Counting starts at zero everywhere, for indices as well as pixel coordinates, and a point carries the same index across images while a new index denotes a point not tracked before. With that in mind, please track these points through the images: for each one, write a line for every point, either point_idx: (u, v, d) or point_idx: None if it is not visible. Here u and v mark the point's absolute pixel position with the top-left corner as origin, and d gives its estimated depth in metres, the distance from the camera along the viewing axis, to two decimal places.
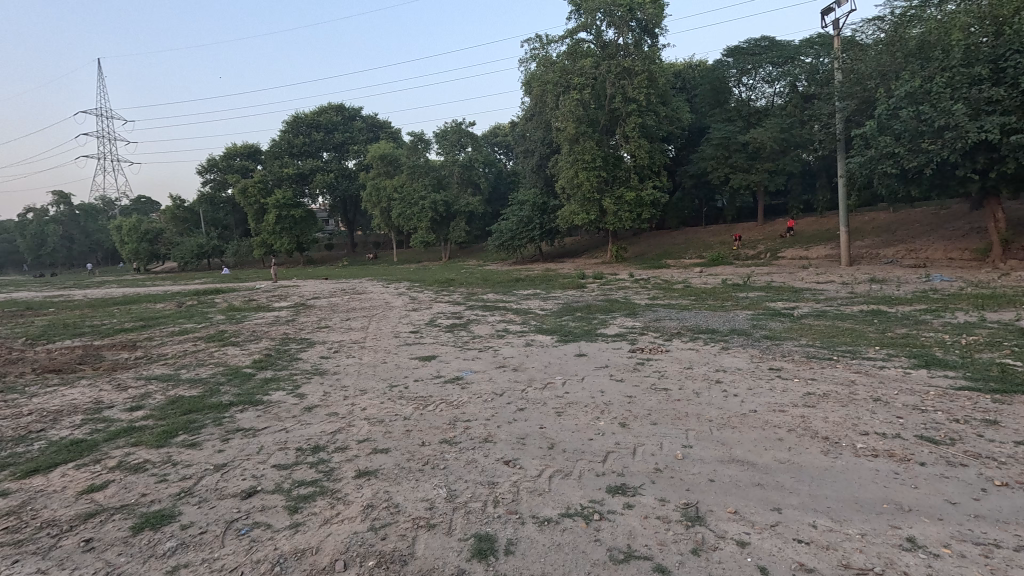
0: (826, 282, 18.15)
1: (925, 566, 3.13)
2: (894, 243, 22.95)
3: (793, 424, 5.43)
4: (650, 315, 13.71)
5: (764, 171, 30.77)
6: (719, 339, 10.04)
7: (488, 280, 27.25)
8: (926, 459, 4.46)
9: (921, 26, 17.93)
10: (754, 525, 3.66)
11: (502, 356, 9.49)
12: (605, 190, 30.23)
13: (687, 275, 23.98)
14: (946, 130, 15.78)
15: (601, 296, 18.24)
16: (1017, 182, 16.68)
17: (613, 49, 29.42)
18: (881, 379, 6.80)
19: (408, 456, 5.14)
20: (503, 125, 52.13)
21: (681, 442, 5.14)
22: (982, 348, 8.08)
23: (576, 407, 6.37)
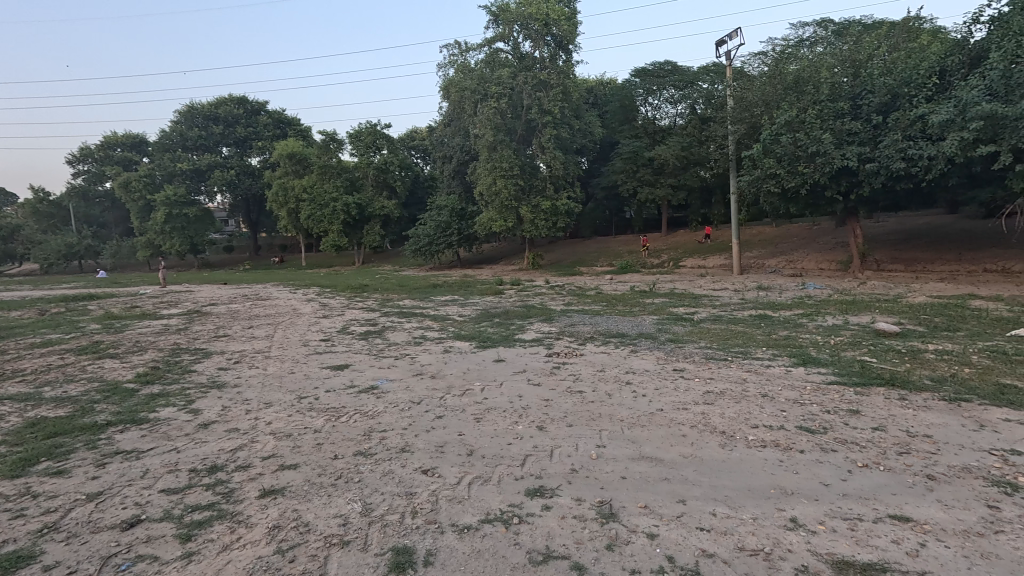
0: (722, 289, 19.83)
1: (805, 543, 3.49)
2: (777, 254, 25.60)
3: (695, 421, 5.85)
4: (565, 320, 14.18)
5: (667, 186, 33.07)
6: (629, 342, 10.61)
7: (405, 285, 26.67)
8: (804, 447, 5.00)
9: (796, 64, 20.25)
10: (662, 517, 3.89)
11: (420, 363, 9.31)
12: (522, 198, 30.84)
13: (598, 281, 25.14)
14: (818, 156, 17.95)
15: (519, 302, 18.57)
16: (872, 203, 19.35)
17: (530, 62, 30.37)
18: (767, 377, 7.55)
19: (319, 471, 4.86)
20: (421, 129, 51.42)
21: (595, 442, 5.35)
22: (847, 347, 9.27)
23: (495, 413, 6.39)
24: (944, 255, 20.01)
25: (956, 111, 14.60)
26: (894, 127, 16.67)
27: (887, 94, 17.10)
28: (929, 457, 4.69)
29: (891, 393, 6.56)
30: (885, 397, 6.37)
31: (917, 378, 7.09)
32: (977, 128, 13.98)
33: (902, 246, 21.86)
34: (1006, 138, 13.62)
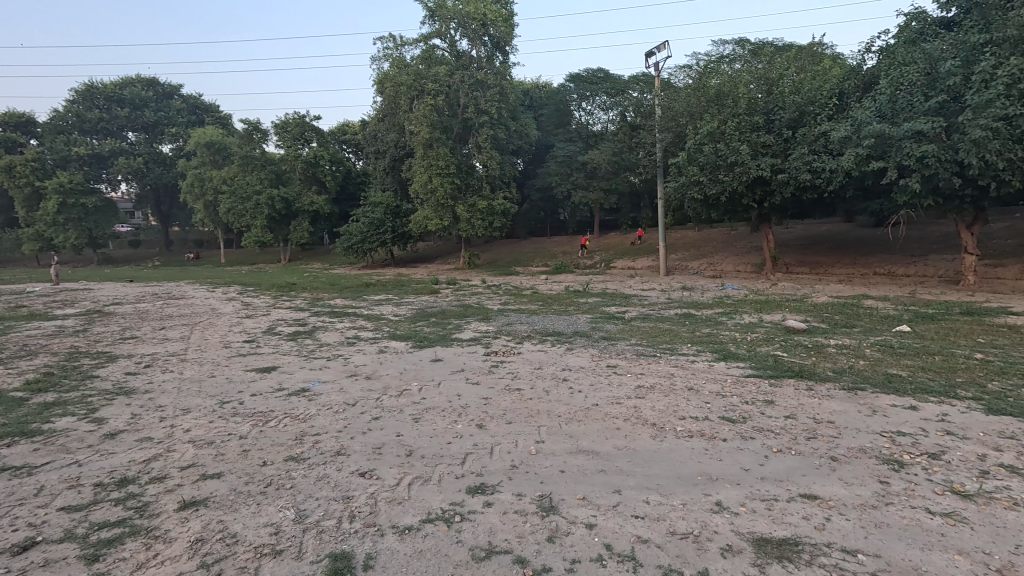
0: (650, 289, 20.81)
1: (729, 524, 3.76)
2: (700, 257, 27.22)
3: (628, 414, 6.11)
4: (502, 319, 14.27)
5: (600, 190, 34.17)
6: (565, 340, 10.87)
7: (336, 284, 25.65)
8: (727, 436, 5.37)
9: (717, 79, 21.67)
10: (599, 507, 4.03)
11: (354, 364, 9.01)
12: (458, 198, 30.68)
13: (534, 281, 25.56)
14: (736, 165, 19.29)
15: (455, 301, 18.48)
16: (782, 211, 21.06)
17: (467, 61, 30.33)
18: (693, 371, 8.02)
19: (247, 478, 4.58)
20: (353, 123, 49.65)
21: (534, 438, 5.43)
22: (762, 343, 10.07)
23: (433, 413, 6.33)
24: (842, 259, 22.20)
25: (852, 130, 16.23)
26: (801, 142, 18.26)
27: (796, 111, 18.69)
28: (832, 441, 5.19)
29: (801, 383, 7.20)
30: (795, 388, 6.99)
31: (821, 370, 7.85)
32: (870, 145, 15.56)
33: (807, 251, 24.01)
34: (893, 156, 15.32)
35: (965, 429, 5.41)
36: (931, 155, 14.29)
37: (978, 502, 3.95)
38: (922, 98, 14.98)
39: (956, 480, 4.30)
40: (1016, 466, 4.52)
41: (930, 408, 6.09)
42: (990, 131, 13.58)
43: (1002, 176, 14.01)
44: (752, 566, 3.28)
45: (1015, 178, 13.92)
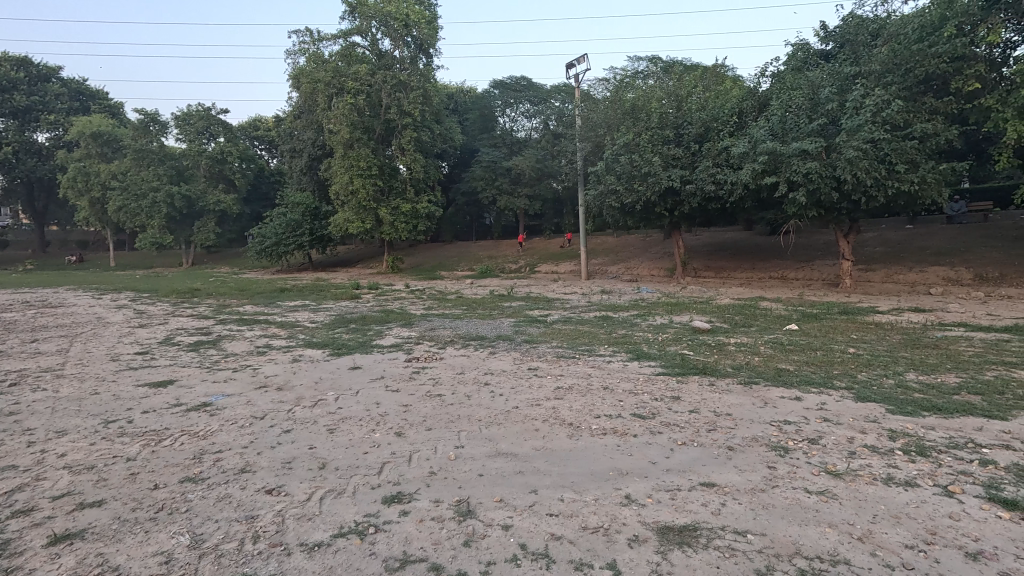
0: (572, 292, 21.54)
1: (637, 516, 3.96)
2: (618, 262, 28.56)
3: (546, 415, 6.27)
4: (425, 324, 14.10)
5: (524, 196, 34.80)
6: (487, 344, 10.94)
7: (246, 289, 24.06)
8: (637, 431, 5.68)
9: (632, 93, 22.90)
10: (515, 508, 4.09)
11: (264, 375, 8.48)
12: (381, 200, 29.92)
13: (459, 286, 25.51)
14: (649, 175, 20.46)
15: (377, 306, 17.99)
16: (691, 219, 22.63)
17: (389, 61, 29.68)
18: (608, 371, 8.37)
19: (134, 504, 4.16)
20: (266, 119, 46.80)
21: (454, 444, 5.43)
22: (671, 343, 10.75)
23: (350, 422, 6.12)
24: (742, 264, 24.26)
25: (749, 146, 17.80)
26: (706, 155, 19.73)
27: (702, 127, 20.18)
28: (729, 432, 5.64)
29: (704, 379, 7.79)
30: (699, 383, 7.53)
31: (722, 366, 8.52)
32: (764, 161, 17.15)
33: (713, 257, 25.96)
34: (783, 171, 16.97)
35: (838, 415, 6.12)
36: (814, 171, 16.00)
37: (846, 479, 4.48)
38: (807, 121, 16.78)
39: (830, 461, 4.84)
40: (877, 446, 5.18)
41: (811, 398, 6.82)
42: (860, 151, 15.46)
43: (869, 193, 16.02)
44: (656, 553, 3.49)
45: (879, 195, 15.98)
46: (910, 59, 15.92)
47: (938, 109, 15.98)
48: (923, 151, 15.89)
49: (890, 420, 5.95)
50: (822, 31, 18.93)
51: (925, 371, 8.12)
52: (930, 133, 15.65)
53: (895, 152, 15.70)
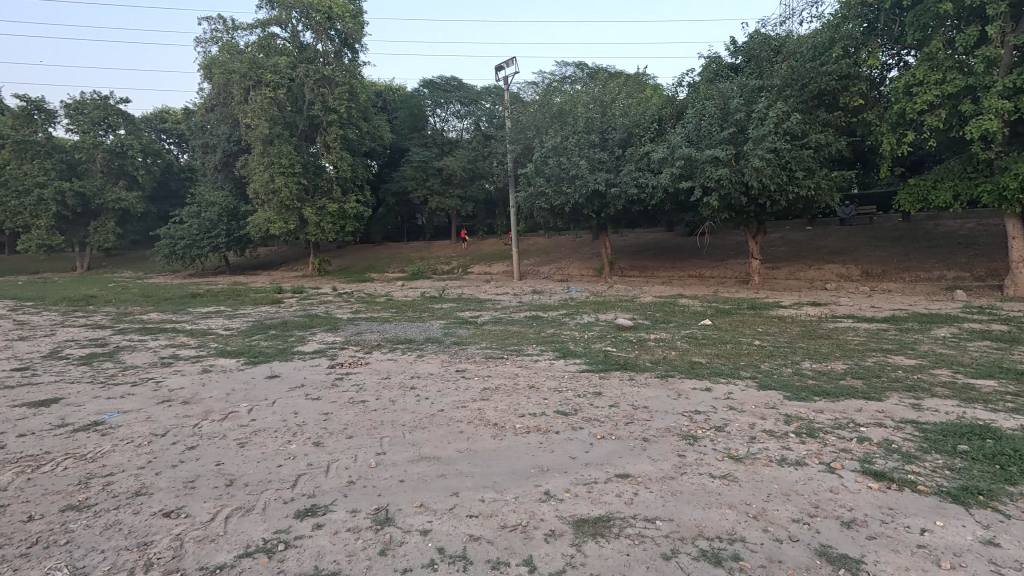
0: (504, 293, 21.73)
1: (555, 511, 4.05)
2: (549, 263, 29.16)
3: (472, 417, 6.27)
4: (351, 328, 13.64)
5: (455, 197, 34.57)
6: (416, 347, 10.77)
7: (152, 295, 22.13)
8: (560, 428, 5.82)
9: (560, 97, 23.44)
10: (435, 512, 4.07)
11: (169, 388, 7.84)
12: (305, 200, 28.61)
13: (389, 288, 24.99)
14: (577, 178, 21.08)
15: (300, 311, 17.16)
16: (617, 221, 23.53)
17: (311, 54, 28.30)
18: (535, 370, 8.53)
19: (1, 542, 3.70)
20: (174, 110, 43.20)
21: (375, 450, 5.30)
22: (597, 340, 11.10)
23: (264, 434, 5.80)
24: (664, 264, 25.55)
25: (668, 152, 18.76)
26: (629, 160, 20.60)
27: (625, 132, 21.03)
28: (645, 423, 5.93)
29: (624, 374, 8.14)
30: (619, 378, 7.88)
31: (642, 361, 8.93)
32: (681, 166, 18.14)
33: (638, 257, 27.17)
34: (698, 175, 18.06)
35: (742, 403, 6.61)
36: (724, 177, 17.18)
37: (746, 463, 4.84)
38: (718, 129, 17.95)
39: (733, 447, 5.22)
40: (773, 430, 5.64)
41: (720, 388, 7.32)
42: (765, 159, 16.79)
43: (773, 197, 17.44)
44: (570, 546, 3.60)
45: (781, 199, 17.45)
46: (806, 75, 17.50)
47: (830, 122, 17.67)
48: (817, 159, 17.51)
49: (786, 405, 6.50)
50: (731, 46, 20.30)
51: (819, 360, 8.94)
52: (824, 143, 17.28)
53: (794, 159, 17.18)
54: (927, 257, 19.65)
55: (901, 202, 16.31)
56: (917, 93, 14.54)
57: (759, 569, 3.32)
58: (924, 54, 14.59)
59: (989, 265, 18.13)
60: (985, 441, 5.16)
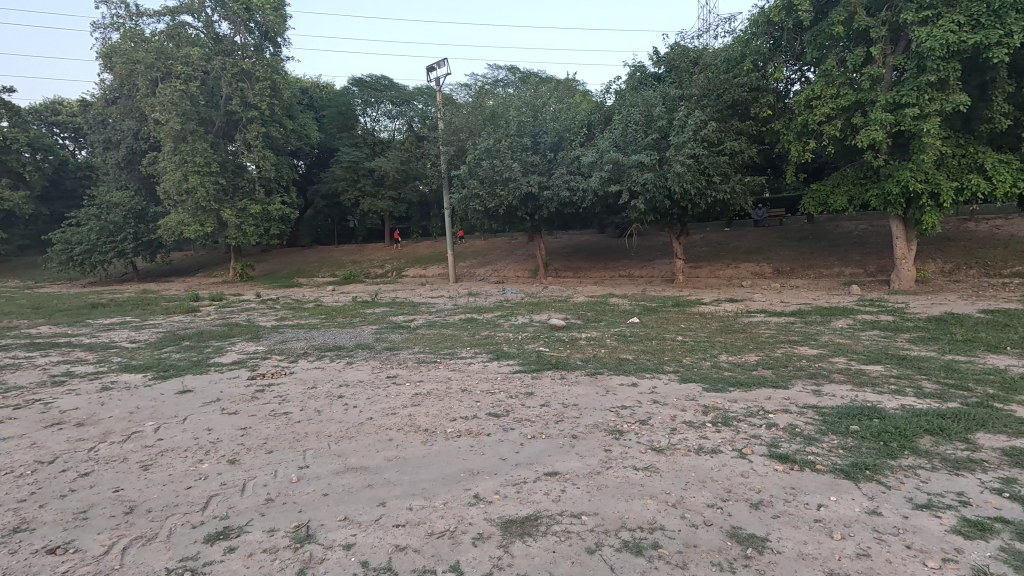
0: (439, 296, 21.52)
1: (482, 514, 4.04)
2: (485, 265, 29.20)
3: (402, 423, 6.14)
4: (276, 336, 12.94)
5: (388, 198, 33.77)
6: (345, 354, 10.42)
7: (44, 306, 19.88)
8: (490, 430, 5.83)
9: (492, 99, 23.57)
10: (360, 525, 3.92)
11: (60, 409, 7.07)
12: (224, 201, 26.89)
13: (318, 293, 23.97)
14: (510, 181, 21.30)
15: (218, 320, 16.06)
16: (550, 223, 24.00)
17: (228, 47, 26.57)
18: (468, 373, 8.49)
19: None
20: (67, 101, 39.02)
21: (297, 464, 5.04)
22: (530, 341, 11.25)
23: (172, 455, 5.37)
24: (597, 264, 26.37)
25: (597, 156, 19.34)
26: (561, 163, 21.03)
27: (556, 136, 21.46)
28: (574, 421, 6.06)
29: (556, 373, 8.30)
30: (551, 377, 8.03)
31: (573, 360, 9.15)
32: (610, 170, 18.80)
33: (571, 258, 27.88)
34: (625, 179, 18.79)
35: (665, 397, 6.92)
36: (650, 182, 18.01)
37: (667, 454, 5.07)
38: (644, 135, 18.70)
39: (655, 439, 5.45)
40: (692, 421, 5.96)
41: (645, 383, 7.65)
42: (686, 164, 17.75)
43: (694, 200, 18.50)
44: (498, 548, 3.60)
45: (701, 202, 18.52)
46: (720, 86, 18.71)
47: (743, 130, 18.96)
48: (732, 165, 18.74)
49: (705, 397, 6.89)
50: (654, 57, 21.23)
51: (734, 352, 9.56)
52: (738, 150, 18.51)
53: (712, 165, 18.28)
54: (828, 255, 21.56)
55: (807, 205, 17.87)
56: (816, 106, 15.94)
57: (675, 555, 3.49)
58: (821, 71, 16.03)
59: (879, 262, 20.18)
60: (872, 421, 5.73)
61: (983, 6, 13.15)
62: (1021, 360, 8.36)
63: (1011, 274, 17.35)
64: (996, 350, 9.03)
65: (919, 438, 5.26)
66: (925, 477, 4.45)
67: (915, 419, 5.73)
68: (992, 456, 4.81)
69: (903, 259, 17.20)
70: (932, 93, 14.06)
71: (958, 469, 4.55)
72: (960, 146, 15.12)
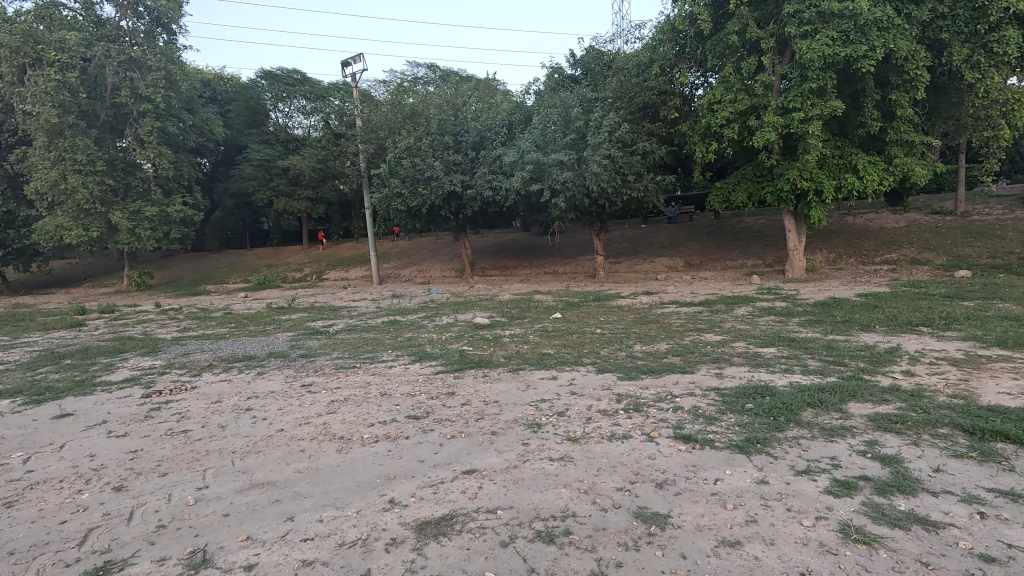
0: (361, 299, 20.83)
1: (397, 518, 3.97)
2: (410, 265, 28.67)
3: (315, 433, 5.87)
4: (177, 349, 11.92)
5: (305, 199, 32.20)
6: (256, 364, 9.82)
7: None
8: (409, 433, 5.73)
9: (411, 97, 23.16)
10: (264, 543, 3.71)
11: None
12: (112, 203, 24.39)
13: (229, 300, 22.39)
14: (432, 179, 21.06)
15: (108, 334, 14.48)
16: (475, 222, 24.02)
17: (113, 32, 24.04)
18: (389, 376, 8.30)
19: None
20: None
21: (195, 485, 4.68)
22: (454, 341, 11.18)
23: (44, 487, 4.79)
24: (522, 262, 26.74)
25: (518, 155, 19.59)
26: (482, 163, 21.03)
27: (477, 135, 21.43)
28: (495, 418, 6.11)
29: (478, 371, 8.34)
30: (473, 376, 8.05)
31: (496, 357, 9.23)
32: (531, 170, 19.14)
33: (497, 257, 28.05)
34: (546, 178, 19.20)
35: (583, 388, 7.16)
36: (569, 180, 18.52)
37: (581, 443, 5.25)
38: (562, 135, 19.10)
39: (571, 430, 5.61)
40: (606, 409, 6.21)
41: (564, 375, 7.89)
42: (602, 164, 18.42)
43: (611, 198, 19.26)
44: (411, 551, 3.55)
45: (617, 200, 19.34)
46: (632, 89, 19.61)
47: (654, 132, 20.00)
48: (645, 165, 19.70)
49: (619, 385, 7.22)
50: (571, 59, 21.77)
51: (647, 342, 10.09)
52: (649, 150, 19.50)
53: (626, 165, 19.12)
54: (732, 249, 23.30)
55: (712, 202, 19.21)
56: (717, 110, 17.15)
57: (585, 540, 3.62)
58: (721, 77, 17.24)
59: (776, 254, 22.11)
60: (764, 399, 6.27)
61: (852, 23, 14.69)
62: (887, 337, 9.52)
63: (881, 262, 19.65)
64: (869, 329, 10.22)
65: (803, 412, 5.83)
66: (806, 446, 4.94)
67: (800, 394, 6.35)
68: (860, 423, 5.44)
69: (795, 250, 18.98)
70: (814, 99, 15.55)
71: (832, 436, 5.10)
72: (838, 149, 16.90)
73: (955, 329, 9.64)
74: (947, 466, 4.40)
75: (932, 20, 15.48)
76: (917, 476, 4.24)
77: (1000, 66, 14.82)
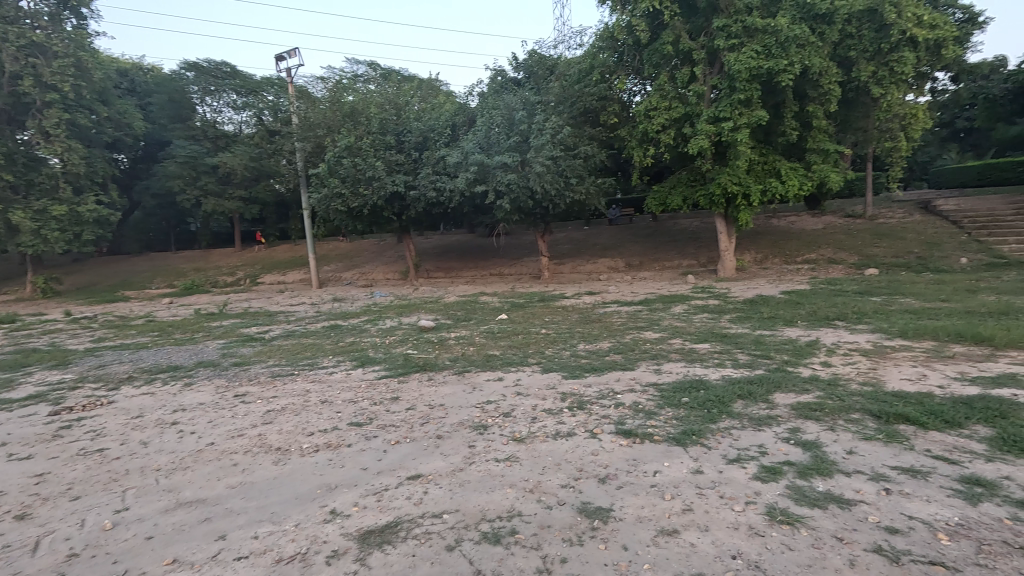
0: (299, 303, 20.02)
1: (339, 529, 3.85)
2: (352, 268, 27.87)
3: (250, 445, 5.57)
4: (91, 361, 10.92)
5: (236, 199, 30.53)
6: (183, 375, 9.18)
7: None
8: (351, 441, 5.56)
9: (351, 95, 22.51)
10: (192, 565, 3.49)
11: None
12: (12, 202, 22.13)
13: (152, 307, 20.87)
14: (374, 180, 20.56)
15: (8, 347, 13.04)
16: (418, 223, 23.68)
17: (11, 13, 21.70)
18: (329, 383, 8.00)
19: None
20: None
21: (113, 508, 4.31)
22: (398, 344, 10.95)
23: None
24: (468, 263, 26.66)
25: (462, 156, 19.51)
26: (426, 163, 20.75)
27: (420, 136, 21.12)
28: (440, 421, 6.04)
29: (423, 375, 8.22)
30: (418, 380, 7.92)
31: (441, 360, 9.14)
32: (475, 171, 19.12)
33: (442, 258, 27.82)
34: (490, 180, 19.23)
35: (529, 388, 7.22)
36: (513, 182, 18.66)
37: (526, 442, 5.30)
38: (506, 137, 19.21)
39: (517, 430, 5.65)
40: (551, 408, 6.30)
41: (510, 376, 7.94)
42: (545, 166, 18.66)
43: (554, 200, 19.57)
44: (354, 562, 3.45)
45: (560, 202, 19.67)
46: (573, 95, 20.07)
47: (594, 136, 20.54)
48: (586, 168, 20.18)
49: (563, 384, 7.35)
50: (513, 62, 21.90)
51: (590, 341, 10.34)
52: (591, 154, 20.00)
53: (568, 167, 19.51)
54: (670, 249, 24.31)
55: (651, 204, 19.97)
56: (654, 116, 17.84)
57: (530, 538, 3.65)
58: (656, 85, 17.94)
59: (710, 254, 23.28)
60: (699, 392, 6.59)
61: (773, 39, 15.70)
62: (808, 331, 10.28)
63: (803, 261, 21.16)
64: (791, 324, 10.97)
65: (734, 403, 6.18)
66: (737, 435, 5.24)
67: (732, 387, 6.72)
68: (785, 412, 5.83)
69: (726, 251, 20.09)
70: (741, 109, 16.49)
71: (760, 425, 5.45)
72: (763, 155, 18.03)
73: (865, 322, 10.55)
74: (859, 448, 4.81)
75: (843, 39, 16.79)
76: (833, 459, 4.61)
77: (900, 83, 16.35)
